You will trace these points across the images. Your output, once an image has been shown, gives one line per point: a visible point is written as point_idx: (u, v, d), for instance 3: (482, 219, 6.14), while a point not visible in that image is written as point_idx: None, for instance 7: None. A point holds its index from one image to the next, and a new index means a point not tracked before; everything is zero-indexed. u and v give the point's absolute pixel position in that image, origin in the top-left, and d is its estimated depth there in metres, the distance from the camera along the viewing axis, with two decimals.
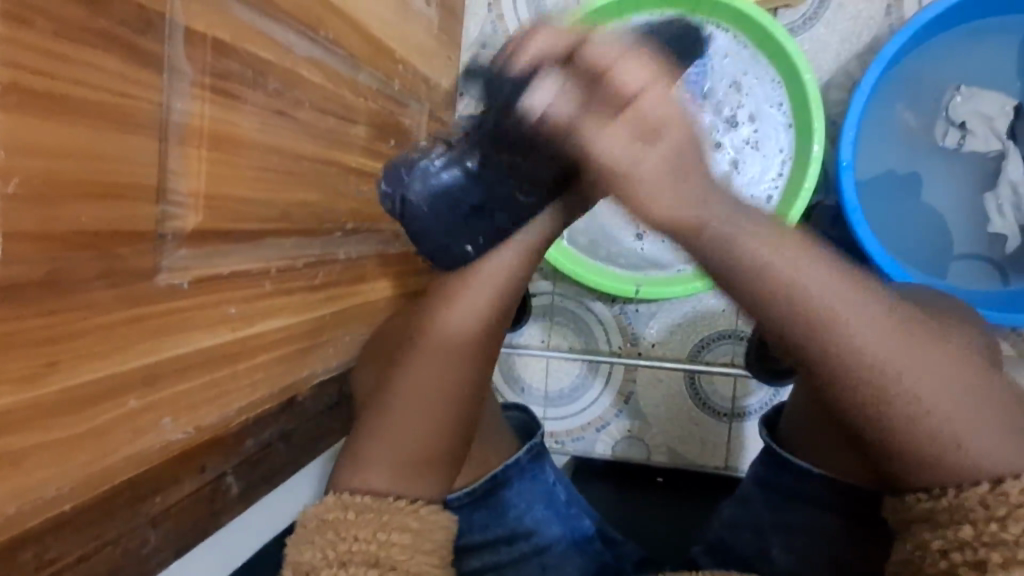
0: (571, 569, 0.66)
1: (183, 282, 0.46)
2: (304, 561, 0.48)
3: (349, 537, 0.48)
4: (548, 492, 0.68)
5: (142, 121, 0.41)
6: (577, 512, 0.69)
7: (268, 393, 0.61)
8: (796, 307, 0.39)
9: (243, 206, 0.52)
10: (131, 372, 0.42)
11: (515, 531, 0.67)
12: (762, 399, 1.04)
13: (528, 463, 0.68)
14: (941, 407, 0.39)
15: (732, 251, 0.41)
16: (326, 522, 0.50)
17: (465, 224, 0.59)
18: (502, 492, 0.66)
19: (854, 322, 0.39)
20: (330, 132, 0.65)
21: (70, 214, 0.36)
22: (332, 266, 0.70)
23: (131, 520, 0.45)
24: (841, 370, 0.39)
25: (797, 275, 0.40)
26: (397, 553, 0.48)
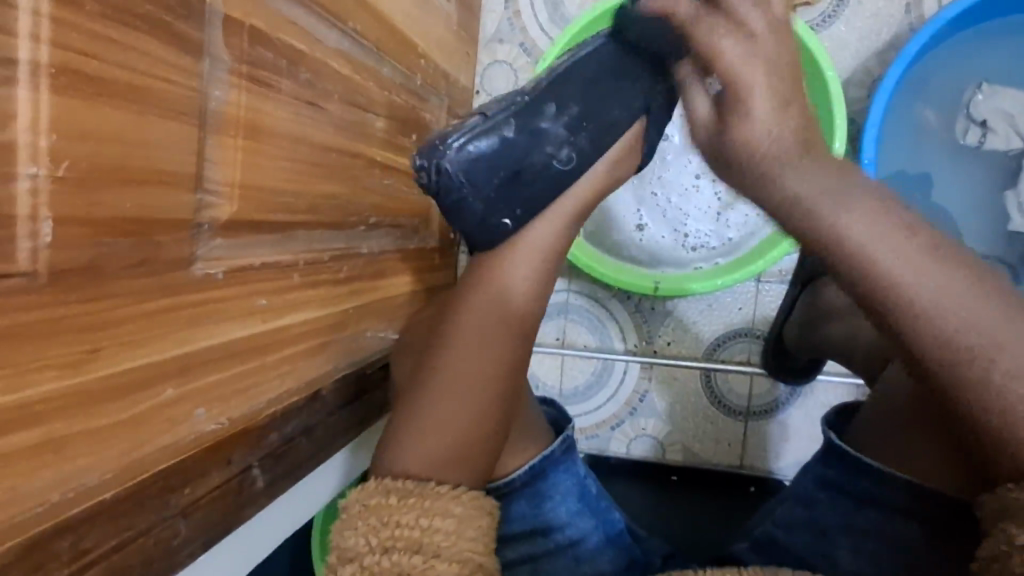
0: (604, 563, 0.65)
1: (218, 272, 0.46)
2: (348, 547, 0.49)
3: (393, 523, 0.48)
4: (580, 484, 0.68)
5: (182, 108, 0.40)
6: (607, 506, 0.70)
7: (294, 386, 0.60)
8: (848, 254, 0.45)
9: (274, 196, 0.52)
10: (168, 361, 0.42)
11: (549, 524, 0.67)
12: (779, 397, 1.04)
13: (562, 455, 0.67)
14: (987, 339, 0.41)
15: (810, 209, 0.47)
16: (365, 508, 0.50)
17: (508, 194, 0.60)
18: (537, 483, 0.65)
19: (895, 260, 0.44)
20: (356, 124, 0.65)
21: (114, 200, 0.36)
22: (356, 260, 0.69)
23: (163, 511, 0.45)
24: (894, 306, 0.44)
25: (856, 234, 0.45)
26: (441, 540, 0.48)
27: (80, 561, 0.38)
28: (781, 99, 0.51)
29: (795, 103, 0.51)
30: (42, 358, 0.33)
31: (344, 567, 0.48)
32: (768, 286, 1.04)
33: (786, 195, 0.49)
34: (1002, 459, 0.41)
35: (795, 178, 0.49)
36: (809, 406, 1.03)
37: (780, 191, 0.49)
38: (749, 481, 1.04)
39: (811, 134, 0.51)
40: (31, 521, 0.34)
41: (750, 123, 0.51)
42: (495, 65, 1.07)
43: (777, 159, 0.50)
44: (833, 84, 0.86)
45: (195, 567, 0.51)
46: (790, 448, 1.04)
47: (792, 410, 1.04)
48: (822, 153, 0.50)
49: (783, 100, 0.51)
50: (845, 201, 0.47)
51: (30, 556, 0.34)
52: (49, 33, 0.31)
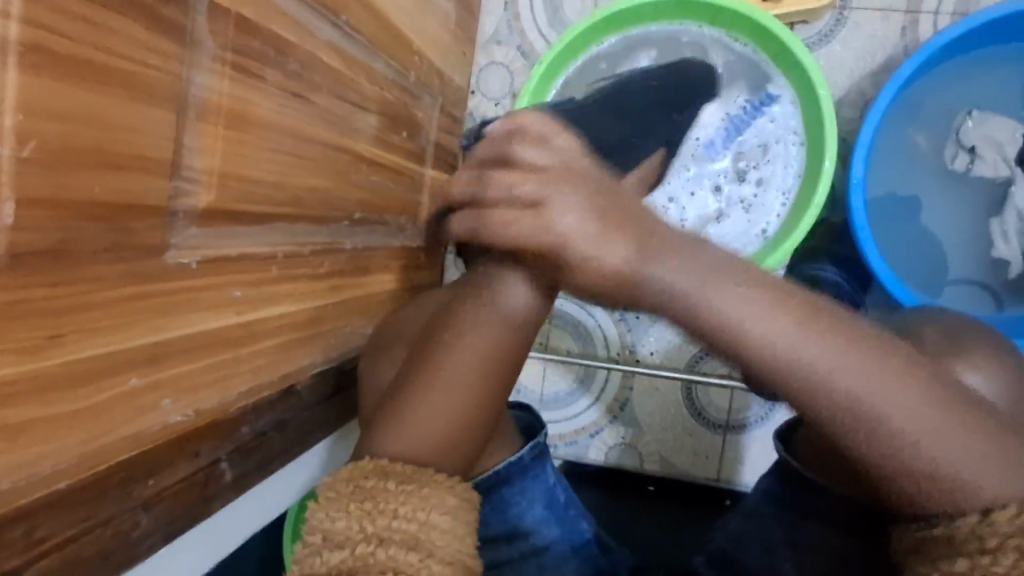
0: (569, 571, 0.66)
1: (192, 261, 0.45)
2: (336, 531, 0.49)
3: (389, 512, 0.49)
4: (548, 491, 0.67)
5: (161, 93, 0.40)
6: (575, 514, 0.70)
7: (269, 379, 0.60)
8: (770, 369, 0.42)
9: (255, 187, 0.51)
10: (134, 351, 0.41)
11: (514, 530, 0.66)
12: (758, 413, 1.04)
13: (530, 461, 0.65)
14: (924, 430, 0.41)
15: (717, 323, 0.42)
16: (360, 490, 0.50)
17: None
18: (502, 489, 0.64)
19: (819, 359, 0.41)
20: (345, 118, 0.64)
21: (85, 183, 0.35)
22: (338, 255, 0.69)
23: (125, 503, 0.44)
24: (820, 408, 0.42)
25: (750, 321, 0.42)
26: (436, 538, 0.48)
27: (31, 551, 0.37)
28: (612, 224, 0.45)
29: (607, 215, 0.45)
30: (1, 341, 0.32)
31: (331, 552, 0.47)
32: None
33: (691, 300, 0.43)
34: (927, 504, 0.42)
35: (660, 272, 0.43)
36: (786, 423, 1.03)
37: (681, 303, 0.43)
38: (724, 495, 1.04)
39: (613, 213, 0.45)
40: None
41: (579, 237, 0.44)
42: (492, 66, 1.07)
43: (622, 272, 0.44)
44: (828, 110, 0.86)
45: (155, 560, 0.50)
46: (765, 464, 1.04)
47: (770, 426, 1.03)
48: (616, 237, 0.44)
49: (592, 189, 0.46)
50: (721, 289, 0.42)
51: None
52: (21, 9, 0.30)
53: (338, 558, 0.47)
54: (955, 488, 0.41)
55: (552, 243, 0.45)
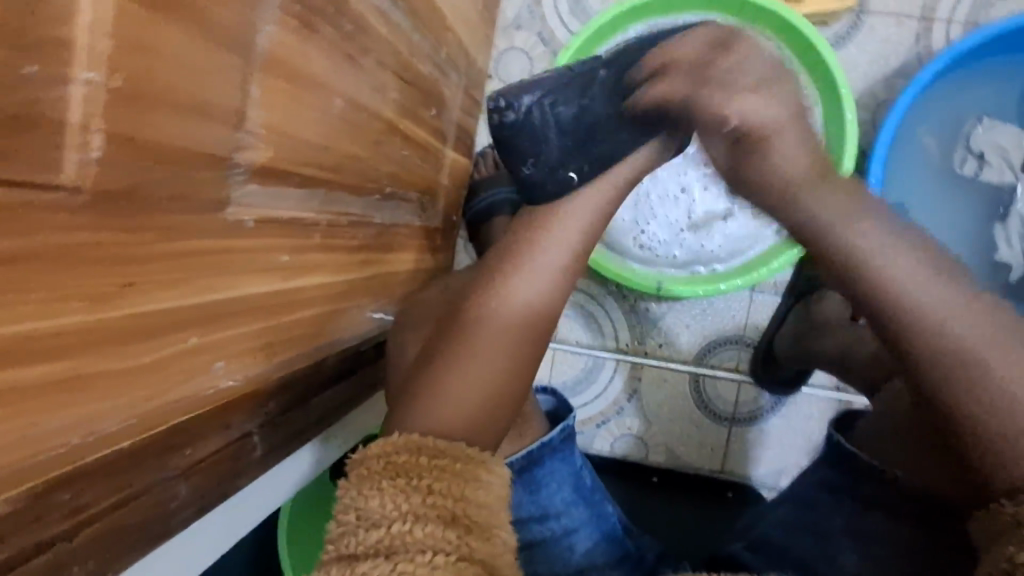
0: (596, 557, 0.65)
1: (247, 220, 0.43)
2: (370, 510, 0.46)
3: (423, 487, 0.47)
4: (575, 474, 0.67)
5: (233, 38, 0.38)
6: (601, 498, 0.68)
7: (302, 352, 0.58)
8: (893, 302, 0.53)
9: (306, 149, 0.49)
10: (192, 309, 0.39)
11: (545, 512, 0.65)
12: (764, 406, 1.05)
13: (559, 444, 0.66)
14: (1019, 387, 0.48)
15: (875, 282, 0.55)
16: (392, 466, 0.48)
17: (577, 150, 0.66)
18: (534, 470, 0.64)
19: (956, 312, 0.51)
20: (385, 89, 0.63)
21: (161, 124, 0.33)
22: (370, 230, 0.67)
23: (164, 470, 0.42)
24: (948, 351, 0.50)
25: (913, 292, 0.53)
26: (473, 510, 0.47)
27: (75, 516, 0.35)
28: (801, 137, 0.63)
29: (793, 118, 0.63)
30: (74, 286, 0.30)
31: (366, 531, 0.45)
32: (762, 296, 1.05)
33: (829, 228, 0.58)
34: (1001, 473, 0.47)
35: (814, 202, 0.60)
36: (791, 416, 1.05)
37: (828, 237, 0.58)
38: (728, 487, 1.04)
39: (799, 127, 0.63)
40: (39, 466, 0.31)
41: (779, 142, 0.62)
42: (511, 51, 1.06)
43: (793, 178, 0.61)
44: (850, 114, 0.88)
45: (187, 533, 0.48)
46: (771, 456, 1.05)
47: (775, 419, 1.05)
48: (802, 154, 0.62)
49: (816, 183, 0.61)
50: (874, 222, 0.57)
51: (33, 502, 0.31)
52: None
53: (373, 538, 0.44)
54: (1011, 441, 0.47)
55: (738, 130, 0.63)
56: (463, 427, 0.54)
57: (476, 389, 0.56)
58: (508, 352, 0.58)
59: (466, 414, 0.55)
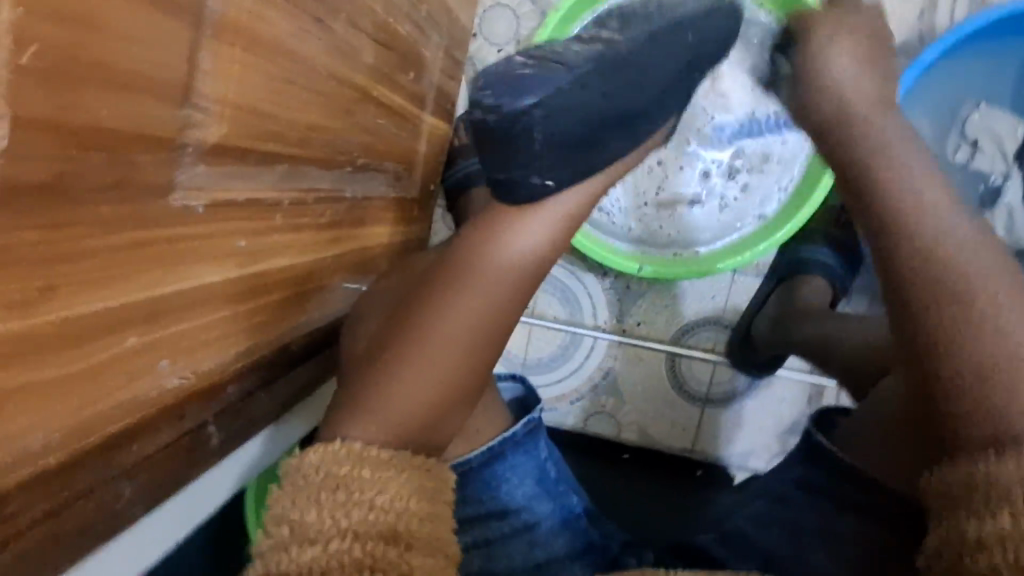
0: (558, 547, 0.64)
1: (197, 205, 0.39)
2: (306, 524, 0.45)
3: (366, 502, 0.46)
4: (538, 467, 0.65)
5: (175, 0, 0.33)
6: (565, 489, 0.67)
7: (266, 337, 0.54)
8: (907, 239, 0.49)
9: (268, 123, 0.45)
10: (135, 307, 0.36)
11: (505, 508, 0.64)
12: (738, 388, 1.05)
13: (523, 437, 0.64)
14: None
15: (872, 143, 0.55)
16: (332, 477, 0.48)
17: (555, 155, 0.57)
18: (494, 465, 0.63)
19: (950, 228, 0.48)
20: (358, 52, 0.57)
21: (92, 106, 0.29)
22: (339, 204, 0.63)
23: (107, 470, 0.39)
24: (941, 286, 0.46)
25: (907, 173, 0.52)
26: (413, 526, 0.46)
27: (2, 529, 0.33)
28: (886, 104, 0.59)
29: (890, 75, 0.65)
30: None
31: (300, 547, 0.44)
32: (743, 277, 1.04)
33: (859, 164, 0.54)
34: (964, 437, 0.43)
35: (871, 125, 0.57)
36: (763, 398, 1.05)
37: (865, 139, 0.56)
38: (697, 466, 1.07)
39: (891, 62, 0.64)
40: None
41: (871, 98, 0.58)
42: (497, 9, 1.00)
43: (861, 96, 0.60)
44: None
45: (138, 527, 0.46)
46: (742, 437, 1.07)
47: (748, 402, 1.06)
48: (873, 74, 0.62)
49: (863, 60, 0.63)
50: (891, 168, 0.52)
51: None
52: None
53: (308, 555, 0.43)
54: (992, 405, 0.42)
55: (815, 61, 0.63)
56: (416, 430, 0.55)
57: (427, 392, 0.55)
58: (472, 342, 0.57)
59: (422, 410, 0.55)
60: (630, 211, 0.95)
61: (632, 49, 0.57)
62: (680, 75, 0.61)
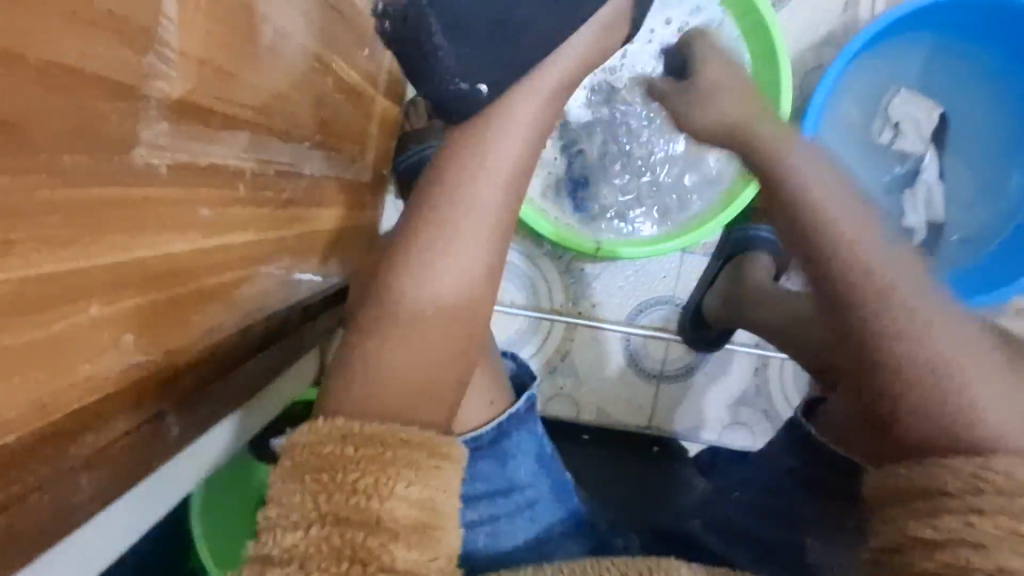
0: (557, 522, 0.61)
1: (161, 164, 0.36)
2: (290, 503, 0.40)
3: (346, 483, 0.40)
4: (540, 447, 0.62)
5: None
6: (562, 468, 0.64)
7: (224, 321, 0.51)
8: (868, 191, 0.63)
9: (230, 85, 0.42)
10: (95, 271, 0.33)
11: (511, 484, 0.60)
12: (690, 363, 1.09)
13: (527, 414, 0.63)
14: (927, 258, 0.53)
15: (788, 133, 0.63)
16: (316, 457, 0.42)
17: (479, 63, 0.56)
18: (502, 442, 0.60)
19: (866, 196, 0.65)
20: (315, 22, 0.55)
21: (32, 26, 0.25)
22: (298, 183, 0.60)
23: (61, 464, 0.38)
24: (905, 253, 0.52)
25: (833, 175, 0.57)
26: (396, 497, 0.40)
27: None
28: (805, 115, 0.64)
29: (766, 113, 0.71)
30: None
31: (285, 532, 0.39)
32: (692, 258, 1.08)
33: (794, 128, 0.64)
34: None
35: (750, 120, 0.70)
36: (714, 373, 1.09)
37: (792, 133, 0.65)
38: (654, 441, 1.08)
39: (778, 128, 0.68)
40: None
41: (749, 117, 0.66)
42: None
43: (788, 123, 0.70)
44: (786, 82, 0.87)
45: (82, 530, 0.43)
46: (695, 413, 1.10)
47: (701, 375, 1.09)
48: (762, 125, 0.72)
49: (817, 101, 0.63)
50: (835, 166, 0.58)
51: None
52: None
53: (291, 539, 0.38)
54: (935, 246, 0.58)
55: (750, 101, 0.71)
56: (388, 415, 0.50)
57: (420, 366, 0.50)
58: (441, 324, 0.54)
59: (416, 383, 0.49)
60: (594, 171, 0.97)
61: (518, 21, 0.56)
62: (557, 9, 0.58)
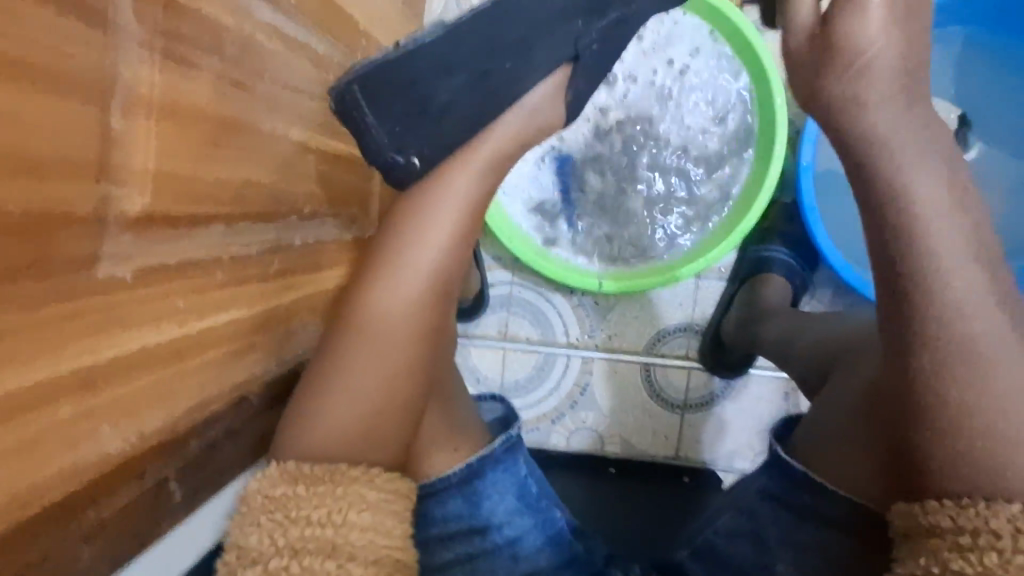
0: (542, 560, 0.69)
1: (127, 273, 0.41)
2: (251, 547, 0.48)
3: (302, 520, 0.49)
4: (519, 484, 0.72)
5: (82, 89, 0.36)
6: (548, 504, 0.73)
7: (216, 392, 0.55)
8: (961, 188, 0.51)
9: (195, 187, 0.47)
10: (68, 376, 0.38)
11: (486, 523, 0.70)
12: (715, 391, 1.07)
13: (502, 454, 0.71)
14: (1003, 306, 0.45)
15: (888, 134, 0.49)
16: (273, 500, 0.51)
17: (414, 130, 0.62)
18: (474, 482, 0.70)
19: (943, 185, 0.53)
20: (290, 107, 0.60)
21: None
22: (288, 253, 0.65)
23: (63, 535, 0.41)
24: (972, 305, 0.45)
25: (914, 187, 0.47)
26: (355, 538, 0.49)
27: None
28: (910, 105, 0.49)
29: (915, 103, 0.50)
30: None
31: (247, 568, 0.47)
32: (707, 283, 1.06)
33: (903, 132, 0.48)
34: None
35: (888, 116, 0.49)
36: (740, 401, 1.07)
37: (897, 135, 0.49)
38: (683, 471, 1.04)
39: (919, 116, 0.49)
40: None
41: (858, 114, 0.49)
42: None
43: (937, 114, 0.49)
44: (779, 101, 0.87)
45: None
46: (722, 441, 1.07)
47: (728, 405, 1.07)
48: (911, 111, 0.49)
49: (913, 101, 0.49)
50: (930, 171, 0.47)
51: None
52: None
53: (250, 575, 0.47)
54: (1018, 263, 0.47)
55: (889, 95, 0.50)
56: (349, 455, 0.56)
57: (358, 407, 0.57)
58: (399, 372, 0.58)
59: (361, 423, 0.57)
60: (592, 201, 0.98)
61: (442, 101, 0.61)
62: (482, 85, 0.62)
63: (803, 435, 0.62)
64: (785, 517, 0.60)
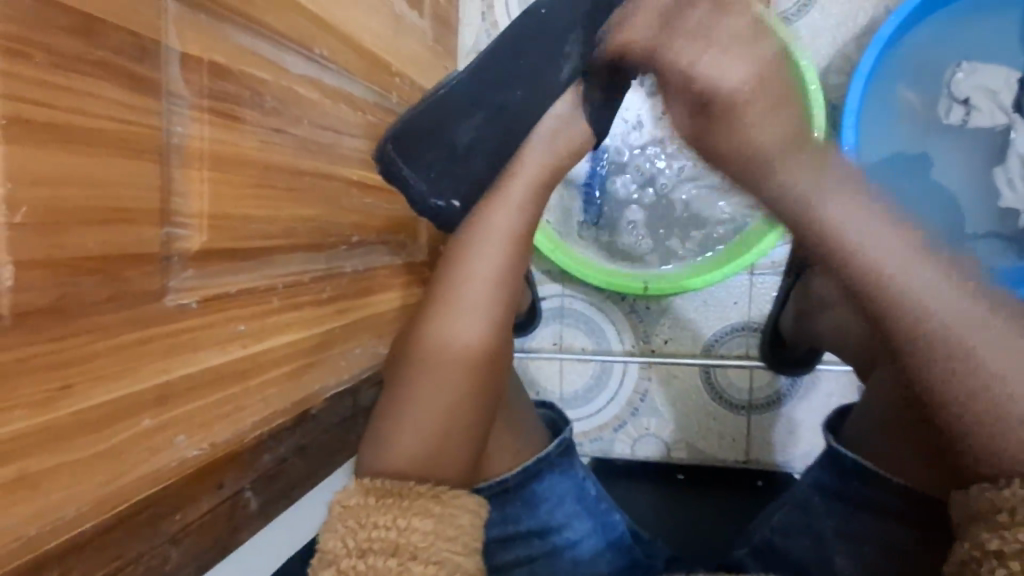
0: (603, 565, 0.70)
1: (191, 302, 0.48)
2: (330, 547, 0.50)
3: (371, 524, 0.50)
4: (578, 487, 0.73)
5: (143, 147, 0.43)
6: (607, 507, 0.74)
7: (280, 408, 0.61)
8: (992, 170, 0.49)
9: (245, 224, 0.53)
10: (144, 392, 0.44)
11: (545, 526, 0.71)
12: (782, 388, 1.03)
13: (558, 457, 0.72)
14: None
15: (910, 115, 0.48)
16: (350, 509, 0.51)
17: (450, 177, 0.64)
18: (532, 485, 0.70)
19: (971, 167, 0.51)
20: (331, 147, 0.66)
21: (57, 236, 0.37)
22: (340, 280, 0.70)
23: (153, 538, 0.46)
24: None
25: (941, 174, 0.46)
26: (417, 540, 0.49)
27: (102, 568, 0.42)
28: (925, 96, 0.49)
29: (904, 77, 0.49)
30: (13, 397, 0.35)
31: (324, 569, 0.49)
32: (762, 279, 1.03)
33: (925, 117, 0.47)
34: None
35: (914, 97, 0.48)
36: (810, 398, 1.03)
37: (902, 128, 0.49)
38: (757, 475, 1.02)
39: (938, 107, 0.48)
40: (43, 535, 0.38)
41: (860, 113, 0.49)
42: None
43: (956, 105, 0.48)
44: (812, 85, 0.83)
45: None
46: (794, 440, 1.04)
47: (796, 402, 1.03)
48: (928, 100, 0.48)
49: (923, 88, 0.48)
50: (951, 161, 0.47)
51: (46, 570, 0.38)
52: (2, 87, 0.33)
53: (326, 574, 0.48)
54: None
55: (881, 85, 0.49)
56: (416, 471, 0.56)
57: (429, 433, 0.56)
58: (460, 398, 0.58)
59: (430, 448, 0.56)
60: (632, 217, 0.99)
61: (465, 141, 0.64)
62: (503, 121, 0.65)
63: (860, 422, 0.59)
64: (840, 509, 0.59)
